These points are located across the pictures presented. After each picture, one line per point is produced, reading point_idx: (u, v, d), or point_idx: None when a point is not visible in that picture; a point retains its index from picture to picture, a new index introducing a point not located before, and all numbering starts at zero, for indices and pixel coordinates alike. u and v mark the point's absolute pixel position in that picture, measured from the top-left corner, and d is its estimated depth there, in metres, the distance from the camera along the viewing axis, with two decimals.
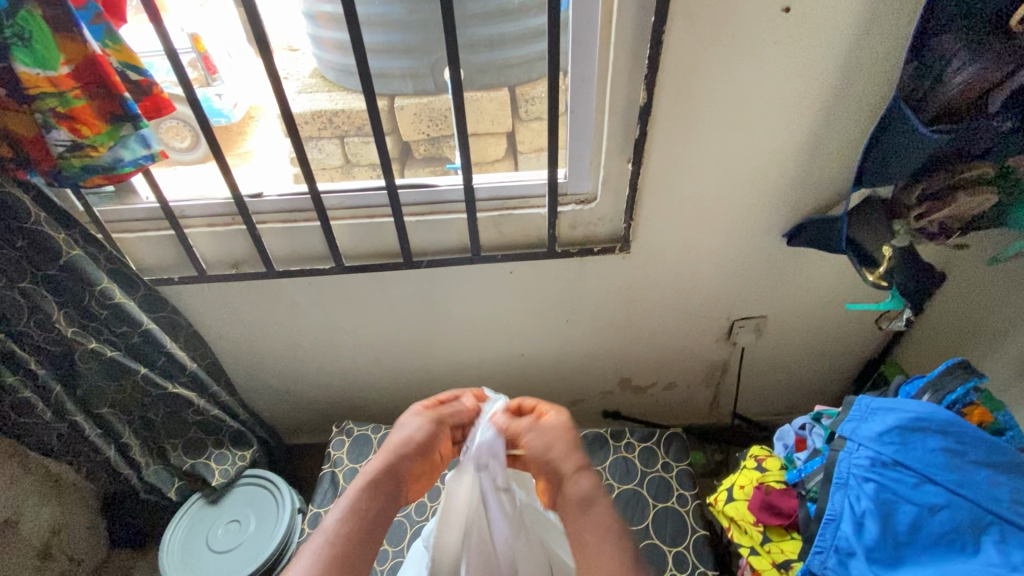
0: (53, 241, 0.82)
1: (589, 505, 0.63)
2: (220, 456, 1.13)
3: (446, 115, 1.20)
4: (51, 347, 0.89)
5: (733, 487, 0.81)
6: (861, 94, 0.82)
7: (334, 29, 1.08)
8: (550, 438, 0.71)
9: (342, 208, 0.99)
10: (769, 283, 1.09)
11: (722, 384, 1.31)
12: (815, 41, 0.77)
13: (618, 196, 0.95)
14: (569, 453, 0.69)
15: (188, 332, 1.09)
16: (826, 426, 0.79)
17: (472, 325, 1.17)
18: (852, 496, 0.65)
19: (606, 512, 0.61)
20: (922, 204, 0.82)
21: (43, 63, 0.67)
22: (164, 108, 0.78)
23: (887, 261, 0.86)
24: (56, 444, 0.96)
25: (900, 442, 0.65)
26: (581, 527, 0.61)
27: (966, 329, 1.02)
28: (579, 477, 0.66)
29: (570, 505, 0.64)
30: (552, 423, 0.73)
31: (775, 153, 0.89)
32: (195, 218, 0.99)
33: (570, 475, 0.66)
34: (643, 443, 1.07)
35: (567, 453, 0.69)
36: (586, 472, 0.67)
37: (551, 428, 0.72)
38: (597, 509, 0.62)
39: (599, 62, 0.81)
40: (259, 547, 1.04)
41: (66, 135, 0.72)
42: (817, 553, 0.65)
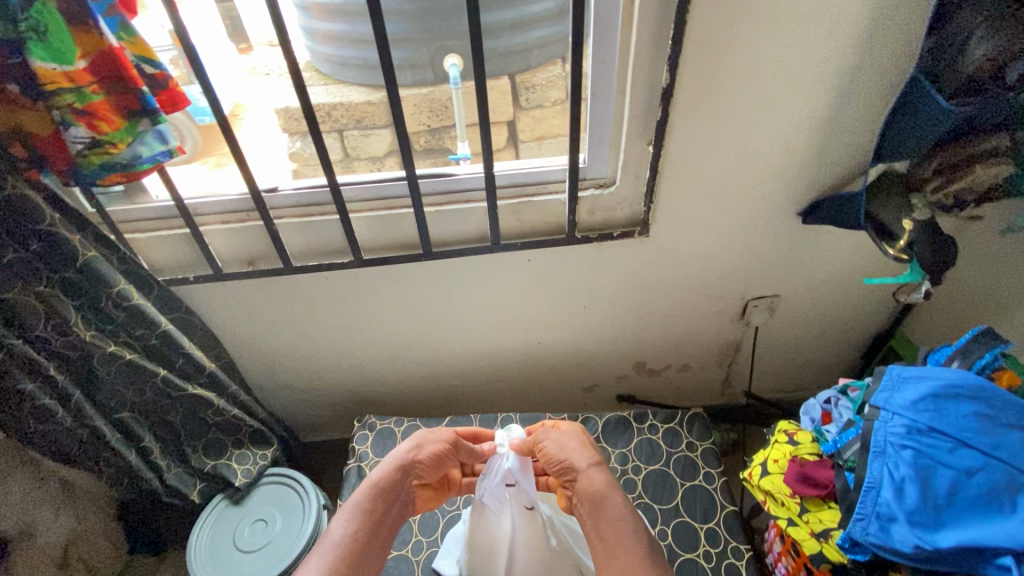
0: (69, 243, 0.80)
1: (600, 503, 0.73)
2: (241, 456, 1.14)
3: (446, 106, 1.19)
4: (69, 352, 0.87)
5: (767, 461, 0.82)
6: (878, 70, 0.83)
7: (327, 21, 1.07)
8: (566, 445, 0.82)
9: (359, 200, 0.98)
10: (783, 262, 1.11)
11: (735, 364, 1.33)
12: (836, 17, 0.78)
13: (638, 180, 0.95)
14: (582, 456, 0.79)
15: (203, 332, 1.07)
16: (854, 398, 0.81)
17: (490, 315, 1.17)
18: (890, 463, 0.66)
19: (614, 508, 0.71)
20: (938, 175, 0.83)
21: (60, 57, 0.64)
22: (181, 103, 0.77)
23: (907, 234, 0.87)
24: (77, 452, 0.93)
25: (935, 409, 0.67)
26: (599, 522, 0.71)
27: (978, 299, 1.05)
28: (590, 473, 0.77)
29: (588, 502, 0.74)
30: (566, 435, 0.84)
31: (793, 132, 0.90)
32: (210, 216, 0.97)
33: (584, 475, 0.77)
34: (666, 424, 1.08)
35: (580, 458, 0.79)
36: (596, 471, 0.77)
37: (566, 440, 0.83)
38: (609, 503, 0.72)
39: (621, 45, 0.81)
40: (288, 545, 1.04)
41: (85, 132, 0.70)
42: (858, 520, 0.67)
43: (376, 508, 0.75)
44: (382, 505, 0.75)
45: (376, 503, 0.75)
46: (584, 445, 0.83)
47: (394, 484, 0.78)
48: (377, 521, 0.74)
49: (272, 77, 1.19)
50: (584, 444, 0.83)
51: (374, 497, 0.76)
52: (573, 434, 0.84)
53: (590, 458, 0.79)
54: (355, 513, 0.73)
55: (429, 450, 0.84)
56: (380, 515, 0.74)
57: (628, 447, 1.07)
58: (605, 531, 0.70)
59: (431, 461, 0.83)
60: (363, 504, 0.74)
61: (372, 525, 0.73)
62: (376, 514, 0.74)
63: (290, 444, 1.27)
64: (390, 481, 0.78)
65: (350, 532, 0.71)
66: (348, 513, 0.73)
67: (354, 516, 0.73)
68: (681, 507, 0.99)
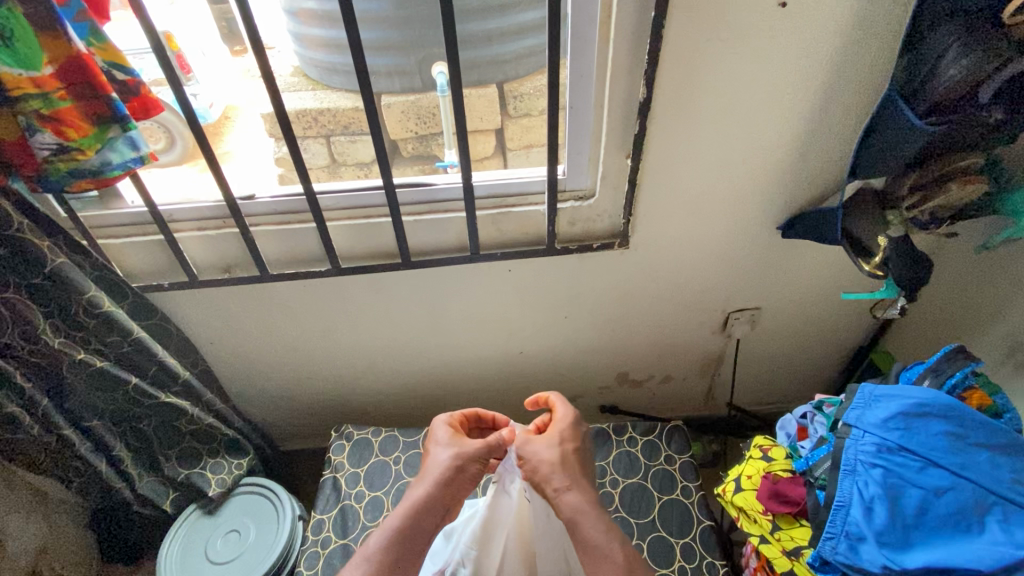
0: (36, 249, 0.79)
1: (574, 525, 0.70)
2: (216, 465, 1.12)
3: (434, 112, 1.19)
4: (37, 360, 0.86)
5: (741, 477, 0.82)
6: (854, 87, 0.84)
7: (316, 25, 1.05)
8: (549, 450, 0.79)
9: (338, 208, 0.97)
10: (764, 275, 1.11)
11: (718, 376, 1.32)
12: (813, 35, 0.78)
13: (617, 192, 0.95)
14: (564, 473, 0.75)
15: (178, 340, 1.06)
16: (829, 414, 0.81)
17: (470, 325, 1.16)
18: (860, 482, 0.66)
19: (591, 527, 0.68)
20: (914, 194, 0.85)
21: (26, 62, 0.64)
22: (153, 109, 0.76)
23: (882, 250, 0.86)
24: (44, 460, 0.92)
25: (905, 428, 0.67)
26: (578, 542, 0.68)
27: (955, 315, 1.05)
28: (563, 497, 0.72)
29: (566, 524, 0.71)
30: (548, 451, 0.78)
31: (771, 147, 0.90)
32: (185, 222, 0.96)
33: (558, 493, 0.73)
34: (646, 437, 1.08)
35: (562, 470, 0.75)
36: (578, 489, 0.73)
37: (552, 453, 0.77)
38: (584, 527, 0.69)
39: (598, 59, 0.81)
40: (260, 557, 1.03)
41: (52, 137, 0.70)
42: (828, 539, 0.66)
43: (414, 534, 0.71)
44: (419, 530, 0.71)
45: (414, 529, 0.71)
46: (575, 459, 0.78)
47: (434, 507, 0.74)
48: (415, 547, 0.70)
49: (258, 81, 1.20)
50: (572, 456, 0.78)
51: (412, 523, 0.71)
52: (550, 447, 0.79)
53: (563, 478, 0.74)
54: (392, 538, 0.69)
55: (461, 466, 0.78)
56: (417, 540, 0.71)
57: (606, 459, 1.06)
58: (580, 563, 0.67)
59: (469, 484, 0.78)
60: (400, 530, 0.70)
61: (409, 552, 0.70)
62: (415, 538, 0.71)
63: (267, 453, 1.25)
64: (429, 503, 0.73)
65: (386, 560, 0.68)
66: (384, 535, 0.69)
67: (391, 541, 0.69)
68: (657, 521, 0.98)
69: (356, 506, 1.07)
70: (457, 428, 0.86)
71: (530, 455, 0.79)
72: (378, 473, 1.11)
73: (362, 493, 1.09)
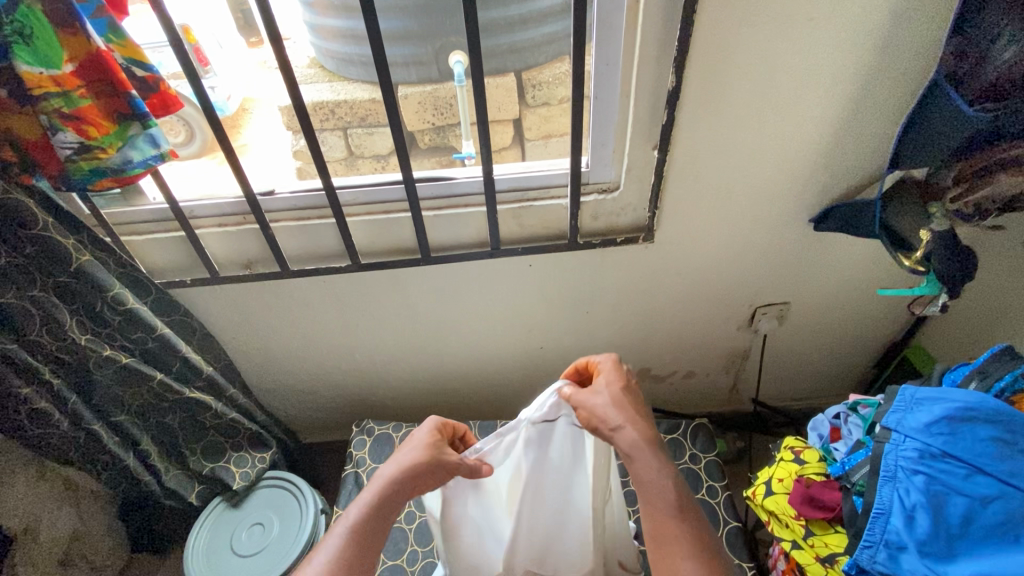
0: (62, 246, 0.79)
1: (631, 461, 0.64)
2: (240, 459, 1.13)
3: (452, 103, 1.17)
4: (64, 356, 0.87)
5: (772, 480, 0.80)
6: (896, 73, 0.79)
7: (333, 16, 1.03)
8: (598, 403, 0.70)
9: (357, 204, 0.96)
10: (794, 269, 1.07)
11: (743, 371, 1.29)
12: (853, 17, 0.74)
13: (643, 185, 0.92)
14: (619, 411, 0.67)
15: (202, 336, 1.06)
16: (864, 415, 0.78)
17: (491, 320, 1.14)
18: (901, 490, 0.64)
19: (643, 467, 0.63)
20: (960, 184, 0.81)
21: (46, 62, 0.64)
22: (173, 106, 0.75)
23: (924, 244, 0.82)
24: (74, 455, 0.93)
25: (949, 433, 0.63)
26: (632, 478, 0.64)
27: (999, 311, 1.01)
28: (619, 432, 0.66)
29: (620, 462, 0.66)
30: (604, 389, 0.70)
31: (806, 136, 0.86)
32: (205, 218, 0.95)
33: (614, 430, 0.66)
34: (670, 435, 1.06)
35: (613, 415, 0.67)
36: (635, 427, 0.66)
37: (603, 399, 0.69)
38: (642, 464, 0.63)
39: (625, 46, 0.78)
40: (284, 550, 1.03)
41: (74, 136, 0.69)
42: (865, 547, 0.64)
43: (384, 515, 0.65)
44: (391, 511, 0.66)
45: (388, 504, 0.65)
46: (628, 403, 0.68)
47: (401, 489, 0.67)
48: (385, 523, 0.65)
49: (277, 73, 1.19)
50: (626, 398, 0.69)
51: (385, 500, 0.66)
52: (607, 390, 0.69)
53: (620, 418, 0.67)
54: (370, 510, 0.64)
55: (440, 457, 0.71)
56: (388, 517, 0.65)
57: None
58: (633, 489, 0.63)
59: (438, 479, 0.70)
60: (375, 502, 0.65)
61: (380, 527, 0.65)
62: (386, 517, 0.65)
63: (289, 446, 1.26)
64: (403, 482, 0.67)
65: (364, 528, 0.63)
66: (362, 505, 0.65)
67: (370, 510, 0.65)
68: None
69: None
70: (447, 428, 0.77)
71: (582, 404, 0.70)
72: None
73: None
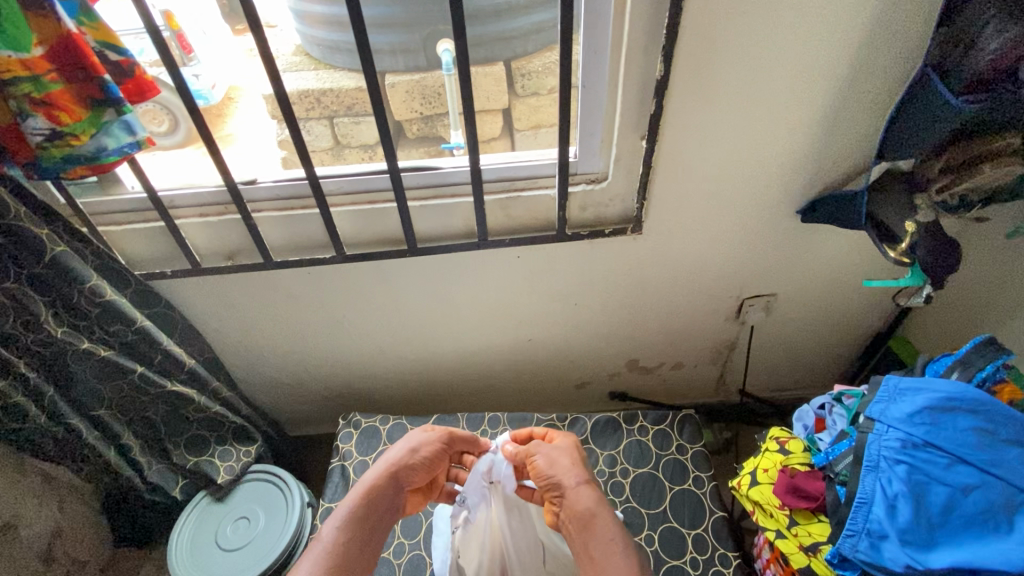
0: (35, 236, 0.78)
1: (589, 526, 0.68)
2: (225, 452, 1.11)
3: (440, 92, 1.15)
4: (40, 349, 0.85)
5: (757, 470, 0.81)
6: (885, 64, 0.79)
7: (320, 2, 1.02)
8: (556, 460, 0.77)
9: (343, 193, 0.94)
10: (781, 261, 1.07)
11: (731, 362, 1.30)
12: (842, 7, 0.73)
13: (631, 175, 0.92)
14: (577, 471, 0.75)
15: (183, 328, 1.04)
16: (849, 406, 0.79)
17: (478, 312, 1.14)
18: (883, 479, 0.64)
19: (602, 533, 0.67)
20: (944, 175, 0.80)
21: (13, 44, 0.61)
22: (148, 91, 0.73)
23: (908, 236, 0.82)
24: (52, 449, 0.93)
25: (931, 423, 0.64)
26: (588, 541, 0.67)
27: (984, 302, 1.02)
28: (579, 493, 0.72)
29: (576, 524, 0.70)
30: (560, 448, 0.80)
31: (793, 128, 0.86)
32: (186, 208, 0.94)
33: (571, 490, 0.73)
34: (657, 426, 1.06)
35: (570, 472, 0.75)
36: (591, 487, 0.73)
37: (563, 455, 0.78)
38: (599, 524, 0.68)
39: (613, 34, 0.77)
40: (268, 546, 1.02)
41: (45, 122, 0.67)
42: (848, 536, 0.65)
43: (369, 517, 0.70)
44: (376, 508, 0.71)
45: (369, 508, 0.71)
46: (580, 461, 0.78)
47: (384, 486, 0.74)
48: (369, 525, 0.70)
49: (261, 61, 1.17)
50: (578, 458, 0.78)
51: (367, 502, 0.71)
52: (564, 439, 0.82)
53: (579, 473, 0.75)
54: (348, 520, 0.68)
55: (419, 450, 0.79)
56: (372, 523, 0.70)
57: (617, 449, 1.05)
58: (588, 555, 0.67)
59: (423, 469, 0.78)
60: (354, 509, 0.70)
61: (364, 531, 0.68)
62: (370, 518, 0.70)
63: (276, 439, 1.25)
64: (384, 479, 0.74)
65: (342, 539, 0.67)
66: (337, 520, 0.69)
67: (347, 523, 0.68)
68: (669, 511, 0.97)
69: None
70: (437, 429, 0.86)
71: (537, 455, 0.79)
72: None
73: None
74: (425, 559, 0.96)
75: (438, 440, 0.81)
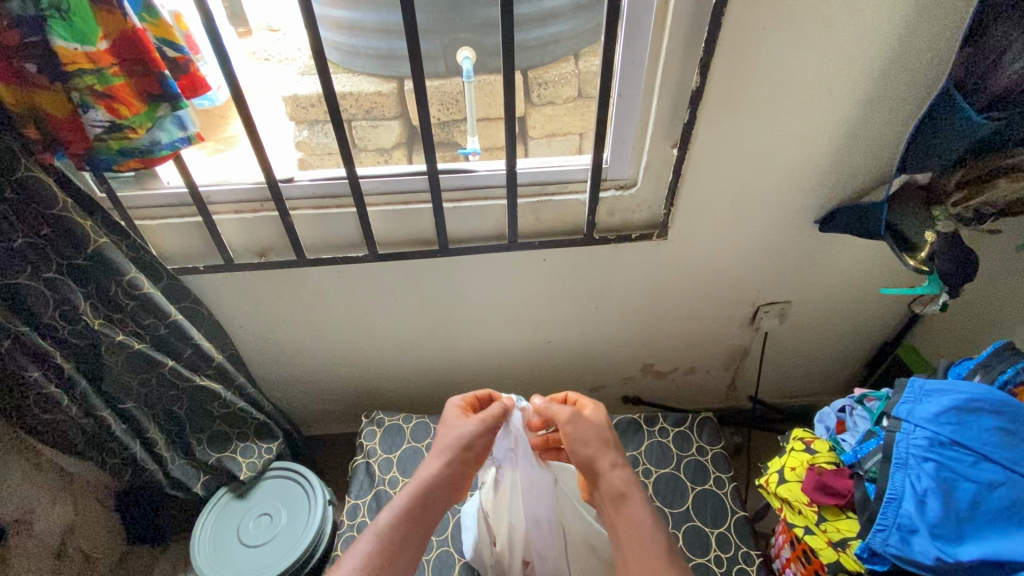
0: (79, 228, 0.78)
1: (620, 505, 0.69)
2: (246, 449, 1.11)
3: (458, 99, 1.19)
4: (76, 340, 0.85)
5: (784, 469, 0.83)
6: (907, 82, 0.83)
7: (340, 8, 1.03)
8: (590, 435, 0.76)
9: (378, 194, 0.97)
10: (799, 269, 1.11)
11: (742, 368, 1.33)
12: (870, 27, 0.77)
13: (660, 182, 0.95)
14: (610, 452, 0.74)
15: (209, 323, 1.05)
16: (871, 408, 0.82)
17: (499, 314, 1.16)
18: (911, 476, 0.67)
19: (636, 510, 0.67)
20: (961, 189, 0.85)
21: (81, 38, 0.63)
22: (201, 88, 0.75)
23: (929, 245, 0.86)
24: (81, 442, 0.93)
25: (957, 423, 0.67)
26: (619, 517, 0.68)
27: (992, 311, 1.06)
28: (613, 471, 0.71)
29: (608, 502, 0.70)
30: (596, 427, 0.77)
31: (817, 140, 0.90)
32: (223, 205, 0.95)
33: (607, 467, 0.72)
34: (677, 428, 1.08)
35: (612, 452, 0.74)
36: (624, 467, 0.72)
37: (597, 437, 0.76)
38: (631, 504, 0.68)
39: (652, 46, 0.80)
40: (294, 540, 1.03)
41: (105, 115, 0.68)
42: (878, 531, 0.67)
43: (422, 509, 0.70)
44: (431, 506, 0.71)
45: (423, 505, 0.70)
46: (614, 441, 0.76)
47: (441, 483, 0.73)
48: (424, 518, 0.70)
49: (272, 63, 1.12)
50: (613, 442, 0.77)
51: (421, 498, 0.70)
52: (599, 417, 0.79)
53: (615, 457, 0.74)
54: (404, 511, 0.69)
55: (472, 440, 0.77)
56: (424, 517, 0.70)
57: (638, 449, 1.07)
58: (619, 531, 0.67)
59: (474, 466, 0.77)
60: (409, 504, 0.69)
61: (417, 528, 0.68)
62: (426, 512, 0.70)
63: (295, 439, 1.26)
64: (442, 474, 0.73)
65: (398, 534, 0.67)
66: (394, 508, 0.69)
67: (402, 514, 0.68)
68: (691, 510, 0.99)
69: (390, 492, 1.07)
70: (469, 409, 0.85)
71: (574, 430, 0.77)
72: (411, 459, 1.11)
73: (395, 479, 1.08)
74: (453, 556, 0.98)
75: (487, 432, 0.79)
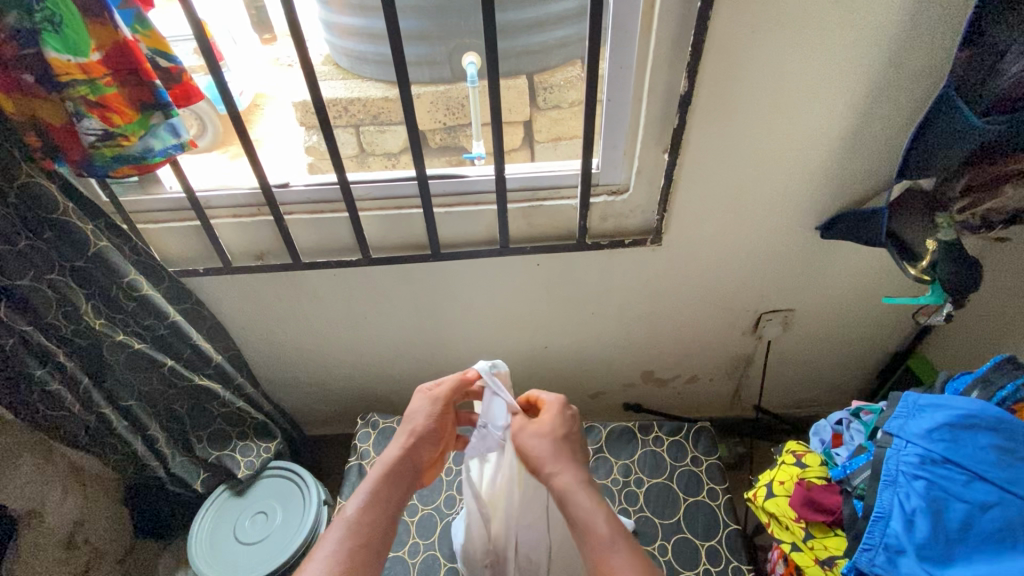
0: (81, 231, 0.81)
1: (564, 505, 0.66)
2: (245, 447, 1.14)
3: (463, 103, 1.18)
4: (77, 339, 0.88)
5: (773, 482, 0.81)
6: (906, 85, 0.80)
7: (349, 15, 1.05)
8: (540, 445, 0.73)
9: (370, 199, 0.98)
10: (801, 276, 1.08)
11: (746, 377, 1.30)
12: (864, 29, 0.75)
13: (652, 187, 0.94)
14: (555, 456, 0.71)
15: (211, 324, 1.08)
16: (867, 421, 0.79)
17: (496, 319, 1.15)
18: (901, 494, 0.64)
19: (582, 506, 0.65)
20: (966, 196, 0.81)
21: (73, 49, 0.65)
22: (194, 96, 0.77)
23: (930, 252, 0.85)
24: (84, 438, 0.93)
25: (951, 440, 0.64)
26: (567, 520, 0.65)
27: (1004, 323, 1.02)
28: (559, 475, 0.69)
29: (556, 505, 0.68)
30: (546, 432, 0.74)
31: (813, 145, 0.87)
32: (220, 209, 0.97)
33: (550, 476, 0.69)
34: (672, 437, 1.06)
35: (547, 463, 0.70)
36: (568, 470, 0.69)
37: (543, 442, 0.73)
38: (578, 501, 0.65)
39: (640, 51, 0.79)
40: (285, 540, 1.04)
41: (98, 123, 0.71)
42: (865, 550, 0.65)
43: (389, 491, 0.71)
44: (397, 489, 0.72)
45: (388, 488, 0.71)
46: (561, 446, 0.73)
47: (403, 465, 0.74)
48: (393, 499, 0.71)
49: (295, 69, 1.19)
50: (563, 445, 0.73)
51: (386, 482, 0.72)
52: (555, 418, 0.77)
53: (559, 461, 0.71)
54: (370, 498, 0.69)
55: (428, 419, 0.80)
56: (393, 499, 0.71)
57: (631, 458, 1.05)
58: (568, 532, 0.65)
59: (434, 445, 0.79)
60: (375, 488, 0.70)
61: (385, 508, 0.69)
62: (393, 493, 0.71)
63: (295, 439, 1.28)
64: (403, 457, 0.75)
65: (366, 518, 0.67)
66: (362, 496, 0.69)
67: (369, 501, 0.69)
68: (683, 522, 0.97)
69: None
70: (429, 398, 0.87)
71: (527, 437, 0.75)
72: None
73: None
74: (439, 560, 0.98)
75: (442, 412, 0.81)
